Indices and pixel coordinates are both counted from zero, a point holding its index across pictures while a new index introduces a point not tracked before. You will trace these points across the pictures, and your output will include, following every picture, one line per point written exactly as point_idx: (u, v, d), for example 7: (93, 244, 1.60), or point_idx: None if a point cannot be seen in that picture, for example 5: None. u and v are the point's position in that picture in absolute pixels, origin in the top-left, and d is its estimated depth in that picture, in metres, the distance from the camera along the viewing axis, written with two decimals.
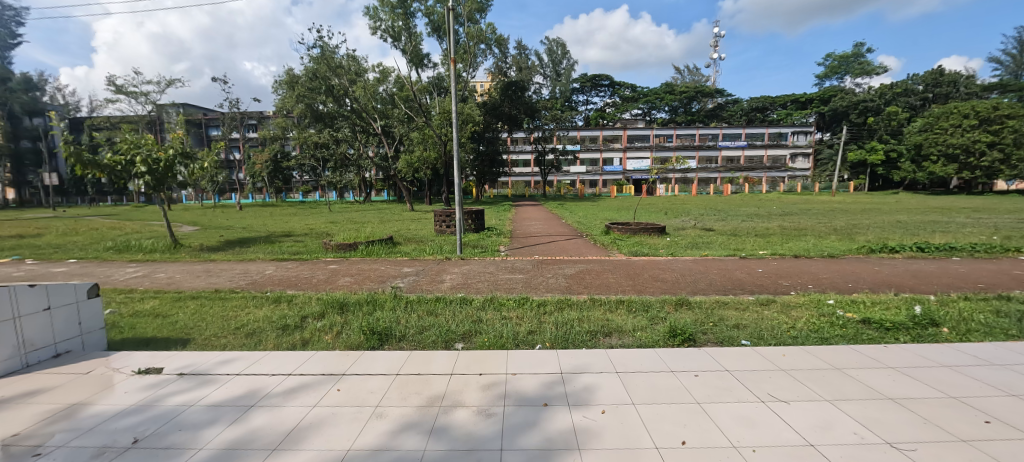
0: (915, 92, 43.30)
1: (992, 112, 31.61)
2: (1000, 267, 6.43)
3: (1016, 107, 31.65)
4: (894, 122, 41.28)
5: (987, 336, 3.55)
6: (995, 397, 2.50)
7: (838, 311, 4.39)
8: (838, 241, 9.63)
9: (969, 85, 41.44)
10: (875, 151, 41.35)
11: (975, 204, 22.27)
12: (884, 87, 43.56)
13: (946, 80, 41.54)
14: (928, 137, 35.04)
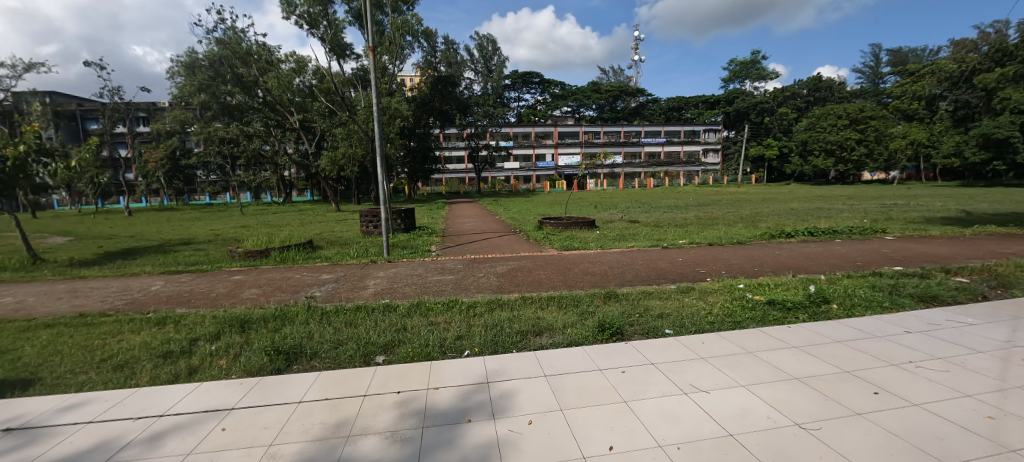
0: (801, 95, 49.63)
1: (859, 113, 37.41)
2: (871, 247, 7.45)
3: (876, 109, 37.70)
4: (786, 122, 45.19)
5: (869, 310, 3.97)
6: (879, 368, 2.74)
7: (748, 295, 4.71)
8: (744, 228, 10.62)
9: (840, 91, 48.50)
10: (770, 147, 47.06)
11: (847, 192, 26.06)
12: (776, 91, 49.45)
13: (824, 86, 48.09)
14: (812, 134, 40.48)
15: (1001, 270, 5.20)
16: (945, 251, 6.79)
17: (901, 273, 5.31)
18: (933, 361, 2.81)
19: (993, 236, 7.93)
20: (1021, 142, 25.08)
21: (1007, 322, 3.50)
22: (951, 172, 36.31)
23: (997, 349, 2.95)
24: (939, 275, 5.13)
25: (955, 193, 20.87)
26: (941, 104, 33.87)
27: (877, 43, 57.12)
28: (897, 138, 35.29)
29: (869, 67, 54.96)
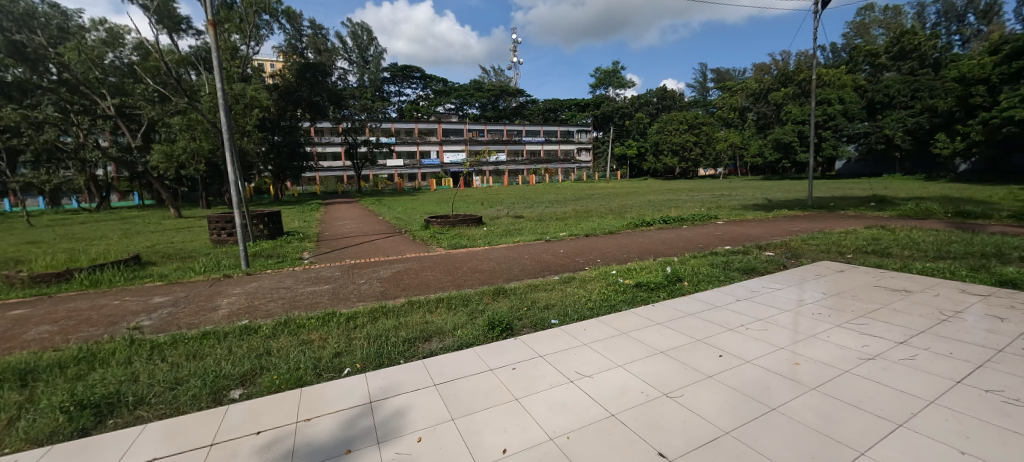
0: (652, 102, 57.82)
1: (694, 120, 45.08)
2: (708, 230, 9.02)
3: (705, 117, 46.02)
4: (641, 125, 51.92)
5: (709, 284, 4.75)
6: (722, 334, 3.25)
7: (619, 279, 5.23)
8: (614, 219, 11.89)
9: (679, 101, 57.95)
10: (630, 147, 53.73)
11: (688, 185, 31.28)
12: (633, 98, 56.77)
13: (668, 96, 56.91)
14: (661, 137, 47.45)
15: (791, 244, 6.77)
16: (756, 231, 8.58)
17: (729, 251, 6.52)
18: (756, 322, 3.45)
19: (783, 218, 10.34)
20: (797, 146, 33.12)
21: (797, 284, 4.53)
22: (756, 169, 46.23)
23: (794, 307, 3.76)
24: (753, 251, 6.45)
25: (759, 185, 26.62)
26: (748, 115, 43.11)
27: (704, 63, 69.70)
28: (721, 141, 43.50)
29: (698, 82, 66.96)
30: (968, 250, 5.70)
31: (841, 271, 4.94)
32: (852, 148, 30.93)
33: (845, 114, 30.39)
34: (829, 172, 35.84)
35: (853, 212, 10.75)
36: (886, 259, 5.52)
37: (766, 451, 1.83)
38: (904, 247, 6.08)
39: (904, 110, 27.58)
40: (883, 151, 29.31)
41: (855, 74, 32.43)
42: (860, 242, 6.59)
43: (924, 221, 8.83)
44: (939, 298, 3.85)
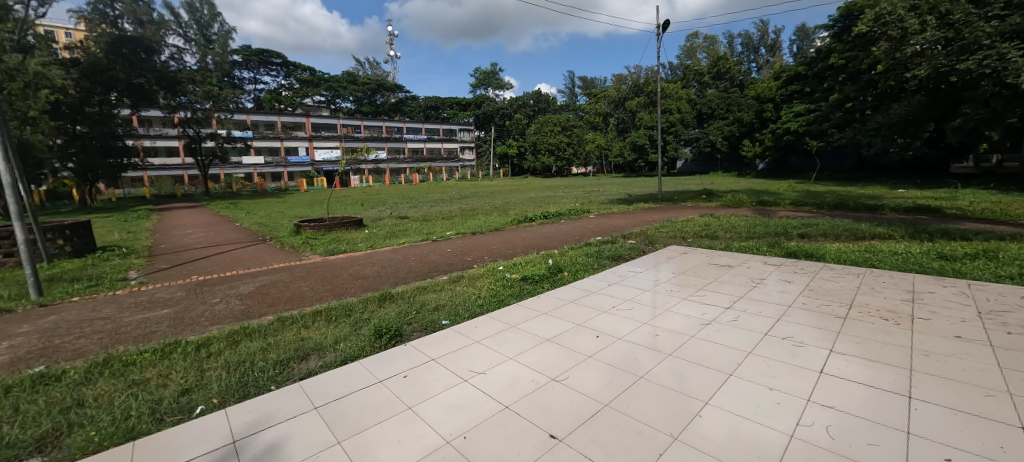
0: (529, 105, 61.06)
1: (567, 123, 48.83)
2: (583, 224, 9.93)
3: (575, 121, 50.52)
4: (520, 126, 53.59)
5: (586, 272, 5.22)
6: (598, 317, 3.60)
7: (507, 274, 5.40)
8: (499, 216, 12.24)
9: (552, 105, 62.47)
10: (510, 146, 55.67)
11: (564, 183, 33.99)
12: (511, 99, 59.24)
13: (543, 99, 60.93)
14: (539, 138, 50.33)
15: (648, 232, 7.89)
16: (620, 223, 9.76)
17: (601, 241, 7.29)
18: (625, 303, 3.91)
19: (640, 210, 11.97)
20: (650, 148, 38.89)
21: (655, 266, 5.29)
22: (617, 168, 52.37)
23: (653, 287, 4.38)
24: (620, 240, 7.33)
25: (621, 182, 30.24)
26: (611, 118, 49.11)
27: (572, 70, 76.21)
28: (589, 142, 48.36)
29: (568, 88, 73.31)
30: (764, 230, 7.41)
31: (684, 253, 5.95)
32: (688, 150, 37.10)
33: (682, 122, 36.36)
34: (672, 170, 42.60)
35: (690, 204, 13.01)
36: (714, 241, 6.84)
37: (638, 412, 2.07)
38: (725, 230, 7.61)
39: (722, 121, 34.35)
40: (709, 153, 35.99)
41: (688, 89, 38.98)
42: (696, 228, 8.03)
43: (737, 209, 11.18)
44: (749, 269, 4.91)
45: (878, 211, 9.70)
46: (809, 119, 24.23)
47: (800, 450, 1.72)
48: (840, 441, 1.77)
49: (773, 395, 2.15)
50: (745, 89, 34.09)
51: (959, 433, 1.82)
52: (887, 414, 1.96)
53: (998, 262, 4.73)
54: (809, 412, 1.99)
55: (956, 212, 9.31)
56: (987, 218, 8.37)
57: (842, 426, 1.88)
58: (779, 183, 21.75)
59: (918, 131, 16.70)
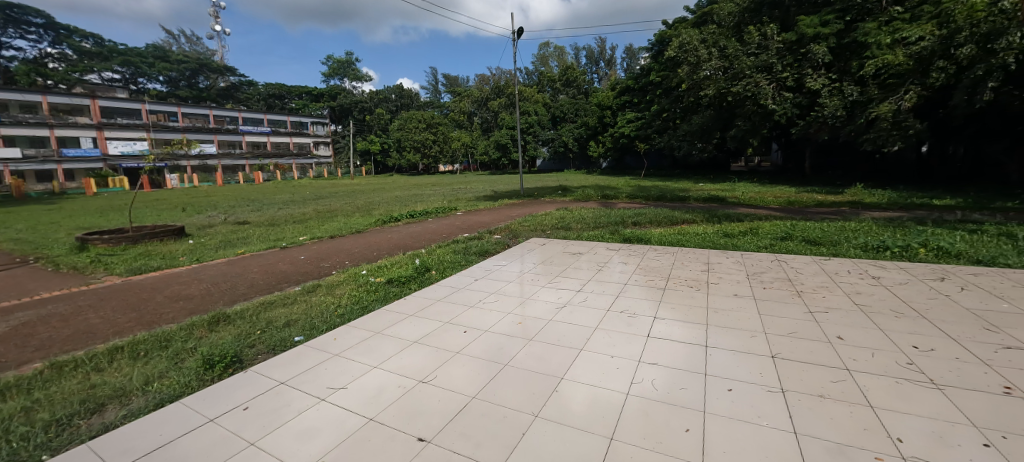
0: (391, 100, 57.63)
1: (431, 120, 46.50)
2: (450, 221, 9.93)
3: (441, 119, 49.63)
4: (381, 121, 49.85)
5: (454, 269, 5.22)
6: (465, 312, 3.60)
7: (371, 278, 5.04)
8: (361, 217, 11.39)
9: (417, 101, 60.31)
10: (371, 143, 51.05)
11: (432, 181, 33.24)
12: (371, 93, 55.37)
13: (406, 95, 58.38)
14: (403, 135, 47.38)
15: (512, 226, 8.34)
16: (486, 219, 10.08)
17: (468, 238, 7.42)
18: (491, 296, 4.02)
19: (505, 206, 12.54)
20: (512, 147, 41.20)
21: (518, 259, 5.59)
22: (483, 166, 53.60)
23: (517, 278, 4.62)
24: (486, 235, 7.57)
25: (488, 180, 31.01)
26: (474, 118, 50.30)
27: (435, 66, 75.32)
28: (455, 140, 47.52)
29: (432, 85, 72.49)
30: (607, 220, 8.54)
31: (543, 244, 6.45)
32: (545, 150, 40.10)
33: (539, 123, 38.97)
34: (533, 168, 45.67)
35: (549, 199, 14.18)
36: (568, 232, 7.59)
37: (503, 398, 2.12)
38: (576, 222, 8.53)
39: (572, 124, 38.21)
40: (563, 153, 39.50)
41: (543, 93, 42.12)
42: (553, 220, 8.82)
43: (586, 203, 12.66)
44: (596, 255, 5.60)
45: (685, 201, 12.11)
46: (637, 125, 29.21)
47: (634, 404, 1.99)
48: (662, 390, 2.13)
49: (614, 362, 2.47)
50: (589, 97, 38.64)
51: (736, 367, 2.37)
52: (692, 362, 2.44)
53: (756, 236, 6.40)
54: (640, 372, 2.34)
55: (734, 201, 12.22)
56: (750, 204, 11.26)
57: (664, 378, 2.26)
58: (618, 179, 25.22)
59: (709, 137, 21.48)
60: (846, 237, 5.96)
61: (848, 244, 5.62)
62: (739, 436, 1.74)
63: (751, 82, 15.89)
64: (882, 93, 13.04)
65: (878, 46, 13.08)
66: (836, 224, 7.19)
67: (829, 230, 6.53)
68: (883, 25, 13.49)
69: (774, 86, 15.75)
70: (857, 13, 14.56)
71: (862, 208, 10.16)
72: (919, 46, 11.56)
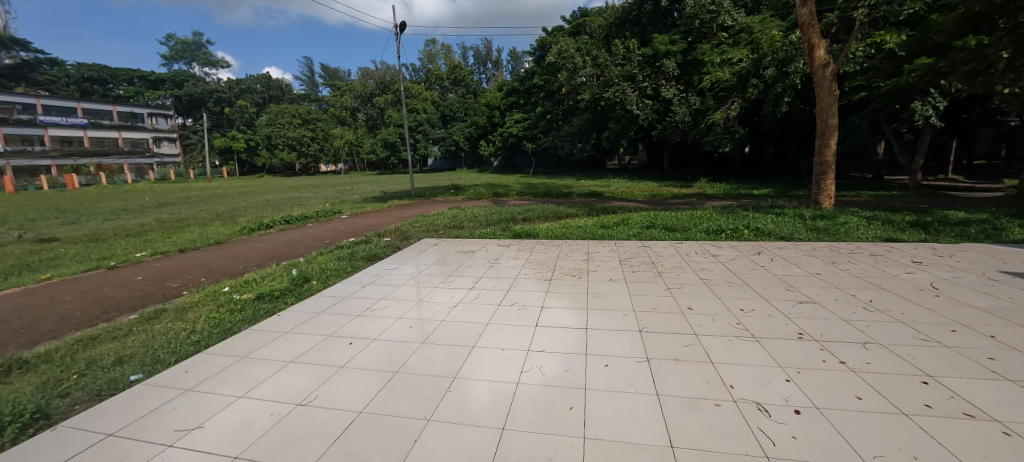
0: (256, 91, 47.70)
1: (307, 115, 41.36)
2: (333, 226, 9.14)
3: (320, 114, 42.98)
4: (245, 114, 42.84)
5: (337, 277, 4.81)
6: (351, 322, 3.32)
7: (235, 296, 4.37)
8: (222, 225, 9.81)
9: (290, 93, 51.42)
10: (236, 139, 41.77)
11: (314, 182, 29.51)
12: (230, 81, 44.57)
13: (275, 84, 49.73)
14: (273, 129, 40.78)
15: (403, 228, 8.04)
16: (375, 221, 9.53)
17: (354, 243, 6.94)
18: (380, 302, 3.80)
19: (394, 207, 12.01)
20: (401, 146, 39.67)
21: (408, 261, 5.39)
22: (370, 166, 50.23)
23: (407, 281, 4.46)
24: (375, 239, 7.19)
25: (377, 180, 29.13)
26: (359, 115, 46.76)
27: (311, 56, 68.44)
28: (337, 138, 41.74)
29: (308, 77, 65.84)
30: (498, 217, 8.78)
31: (436, 245, 6.35)
32: (436, 149, 39.42)
33: (429, 122, 38.16)
34: (425, 167, 44.47)
35: (441, 198, 14.00)
36: (460, 230, 7.60)
37: (394, 407, 2.01)
38: (469, 220, 8.60)
39: (462, 123, 38.44)
40: (454, 152, 39.31)
41: (432, 91, 41.26)
42: (446, 220, 8.75)
43: (478, 201, 12.83)
44: (488, 252, 5.71)
45: (569, 197, 13.09)
46: (524, 125, 30.73)
47: (525, 392, 2.07)
48: (550, 375, 2.26)
49: (505, 354, 2.55)
50: (478, 97, 39.18)
51: (612, 345, 2.63)
52: (576, 345, 2.64)
53: (627, 226, 7.24)
54: (531, 360, 2.45)
55: (610, 195, 13.57)
56: (622, 198, 12.66)
57: (553, 363, 2.40)
58: (509, 178, 25.96)
59: (587, 137, 23.54)
60: (694, 223, 7.11)
61: (695, 229, 6.70)
62: (616, 406, 1.93)
63: (619, 89, 17.92)
64: (716, 103, 15.81)
65: (711, 64, 15.79)
66: (687, 213, 8.49)
67: (682, 218, 7.70)
68: (715, 47, 16.28)
69: (637, 94, 17.89)
70: (696, 36, 17.34)
71: (706, 198, 12.19)
72: (740, 67, 14.36)
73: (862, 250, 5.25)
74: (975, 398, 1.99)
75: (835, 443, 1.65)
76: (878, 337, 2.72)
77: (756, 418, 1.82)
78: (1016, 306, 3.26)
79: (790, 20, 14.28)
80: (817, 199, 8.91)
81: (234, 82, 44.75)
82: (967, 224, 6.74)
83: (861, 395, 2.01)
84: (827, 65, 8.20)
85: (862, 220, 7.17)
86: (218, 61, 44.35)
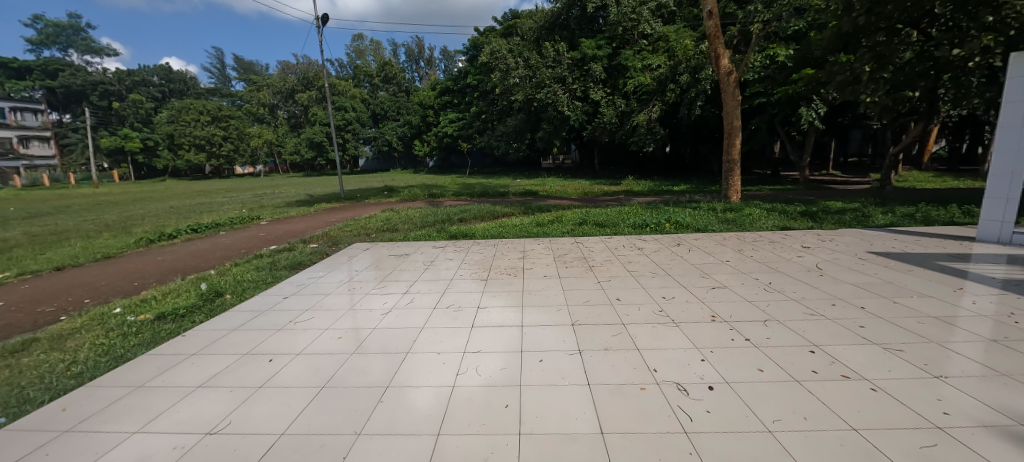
0: (153, 83, 42.02)
1: (217, 111, 37.62)
2: (251, 233, 8.39)
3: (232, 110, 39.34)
4: (140, 110, 37.59)
5: (255, 289, 4.41)
6: (271, 338, 3.06)
7: (129, 318, 3.84)
8: (111, 238, 8.54)
9: (195, 86, 46.21)
10: (130, 138, 35.85)
11: (228, 186, 26.57)
12: (119, 72, 38.39)
13: (177, 77, 44.32)
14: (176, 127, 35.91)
15: (331, 233, 7.60)
16: (299, 227, 8.90)
17: (275, 251, 6.43)
18: (305, 314, 3.55)
19: (322, 211, 11.31)
20: (328, 145, 37.43)
21: (338, 268, 5.11)
22: (295, 168, 46.63)
23: (336, 290, 4.21)
24: (299, 246, 6.72)
25: (303, 182, 27.16)
26: (280, 113, 43.26)
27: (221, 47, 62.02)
28: (253, 137, 38.67)
29: (216, 70, 59.72)
30: (434, 219, 8.63)
31: (367, 249, 6.09)
32: (368, 149, 37.73)
33: (359, 120, 36.40)
34: (356, 168, 42.29)
35: (373, 201, 13.43)
36: (394, 233, 7.36)
37: (320, 424, 1.88)
38: (403, 223, 8.36)
39: (394, 122, 37.18)
40: (387, 152, 37.89)
41: (361, 88, 39.33)
42: (378, 223, 8.42)
43: (413, 203, 12.50)
44: (423, 255, 5.59)
45: (505, 196, 13.26)
46: (459, 125, 30.52)
47: (461, 394, 2.06)
48: (487, 375, 2.26)
49: (440, 358, 2.50)
50: (411, 95, 38.13)
51: (546, 340, 2.70)
52: (512, 343, 2.68)
53: (561, 223, 7.49)
54: (467, 362, 2.43)
55: (545, 194, 13.92)
56: (557, 197, 13.06)
57: (489, 363, 2.41)
58: (445, 178, 25.57)
59: (522, 137, 23.96)
60: (621, 218, 7.55)
61: (623, 224, 7.11)
62: (550, 400, 1.98)
63: (551, 91, 18.49)
64: (639, 106, 16.86)
65: (634, 69, 16.81)
66: (615, 209, 8.98)
67: (611, 214, 8.12)
68: (636, 53, 17.35)
69: (568, 95, 18.60)
70: (619, 42, 18.38)
71: (633, 195, 12.97)
72: (660, 72, 15.48)
73: (762, 238, 5.92)
74: (850, 361, 2.33)
75: (742, 413, 1.83)
76: (776, 315, 3.08)
77: (676, 397, 1.97)
78: (878, 280, 3.88)
79: (700, 31, 15.69)
80: (726, 193, 9.88)
81: (125, 73, 39.15)
82: (843, 212, 7.89)
83: (762, 368, 2.26)
84: (731, 73, 9.13)
85: (763, 212, 8.09)
86: (102, 48, 38.52)
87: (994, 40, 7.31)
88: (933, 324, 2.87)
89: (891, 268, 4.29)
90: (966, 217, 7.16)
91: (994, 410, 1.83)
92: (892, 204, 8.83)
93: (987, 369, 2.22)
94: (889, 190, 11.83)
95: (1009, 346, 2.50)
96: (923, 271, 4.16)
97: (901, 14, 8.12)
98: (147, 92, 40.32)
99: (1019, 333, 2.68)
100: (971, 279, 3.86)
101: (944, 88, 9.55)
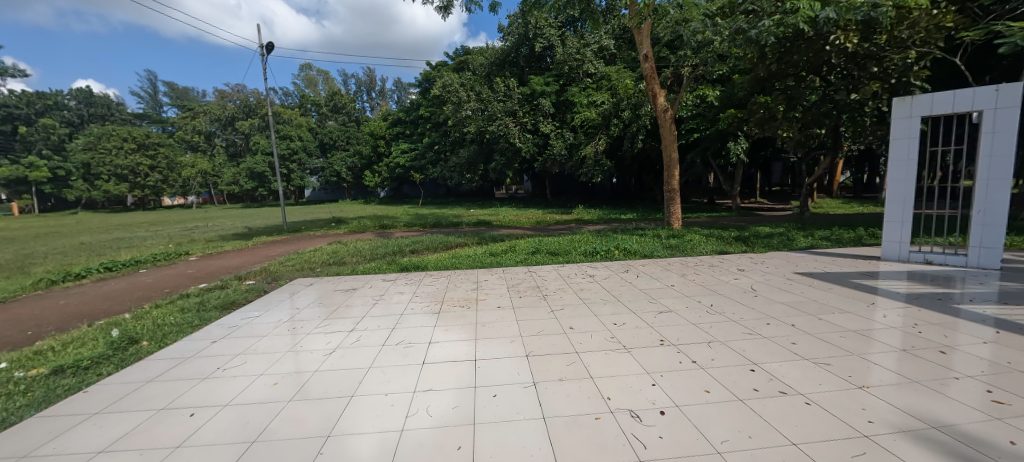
0: (69, 108, 38.32)
1: (145, 139, 34.39)
2: (177, 270, 7.64)
3: (163, 137, 36.31)
4: (51, 136, 34.00)
5: (178, 334, 3.96)
6: (194, 389, 2.73)
7: (15, 374, 3.30)
8: (3, 279, 7.41)
9: (121, 111, 42.73)
10: (35, 167, 32.08)
11: (152, 219, 24.10)
12: (28, 94, 34.72)
13: (99, 101, 40.71)
14: (93, 156, 32.50)
15: (270, 268, 7.10)
16: (235, 262, 8.27)
17: (204, 290, 5.86)
18: (235, 359, 3.23)
19: (261, 245, 10.61)
20: (270, 176, 35.72)
21: (276, 306, 4.74)
22: (232, 198, 43.72)
23: (273, 330, 3.89)
24: (233, 283, 6.20)
25: (240, 214, 25.31)
26: (218, 140, 40.80)
27: (151, 71, 58.22)
28: (186, 165, 36.14)
29: (146, 94, 55.94)
30: (384, 251, 8.39)
31: (311, 284, 5.74)
32: (314, 179, 36.37)
33: (305, 150, 35.16)
34: (301, 199, 40.47)
35: (319, 233, 12.80)
36: (340, 267, 7.03)
37: None
38: (351, 255, 8.01)
39: (343, 152, 35.95)
40: (335, 182, 36.66)
41: (308, 118, 38.20)
42: (323, 256, 8.00)
43: (362, 234, 12.12)
44: (372, 289, 5.35)
45: (457, 226, 13.21)
46: (411, 156, 30.46)
47: (411, 438, 1.94)
48: (439, 415, 2.16)
49: (388, 400, 2.36)
50: (361, 125, 37.46)
51: (506, 374, 2.63)
52: (464, 379, 2.58)
53: (516, 253, 7.55)
54: (416, 402, 2.32)
55: (497, 224, 14.03)
56: (510, 226, 13.25)
57: (439, 401, 2.30)
58: (395, 209, 25.07)
59: (475, 168, 24.24)
60: (572, 247, 7.75)
61: (575, 252, 7.30)
62: (504, 437, 1.92)
63: (502, 124, 19.12)
64: (586, 139, 17.71)
65: (580, 105, 17.75)
66: (567, 237, 9.22)
67: (562, 242, 8.33)
68: (582, 90, 18.30)
69: (519, 128, 19.36)
70: (566, 80, 19.41)
71: (583, 224, 13.44)
72: (604, 108, 16.49)
73: (702, 263, 6.31)
74: (785, 377, 2.48)
75: (693, 437, 1.87)
76: (718, 336, 3.22)
77: (630, 425, 1.98)
78: (805, 299, 4.23)
79: (638, 72, 16.88)
80: (668, 220, 10.49)
81: (35, 95, 35.47)
82: (770, 236, 8.63)
83: (709, 389, 2.35)
84: (668, 110, 9.89)
85: (702, 237, 8.66)
86: (8, 69, 34.80)
87: (881, 87, 8.61)
88: (854, 337, 3.14)
89: (815, 287, 4.70)
90: (870, 238, 8.11)
91: (908, 416, 2.01)
92: (810, 228, 9.79)
93: (901, 376, 2.46)
94: (808, 215, 13.10)
95: (915, 354, 2.79)
96: (841, 288, 4.61)
97: (805, 63, 9.35)
98: (61, 117, 36.58)
99: (922, 342, 3.00)
100: (880, 294, 4.33)
101: (844, 126, 10.93)
